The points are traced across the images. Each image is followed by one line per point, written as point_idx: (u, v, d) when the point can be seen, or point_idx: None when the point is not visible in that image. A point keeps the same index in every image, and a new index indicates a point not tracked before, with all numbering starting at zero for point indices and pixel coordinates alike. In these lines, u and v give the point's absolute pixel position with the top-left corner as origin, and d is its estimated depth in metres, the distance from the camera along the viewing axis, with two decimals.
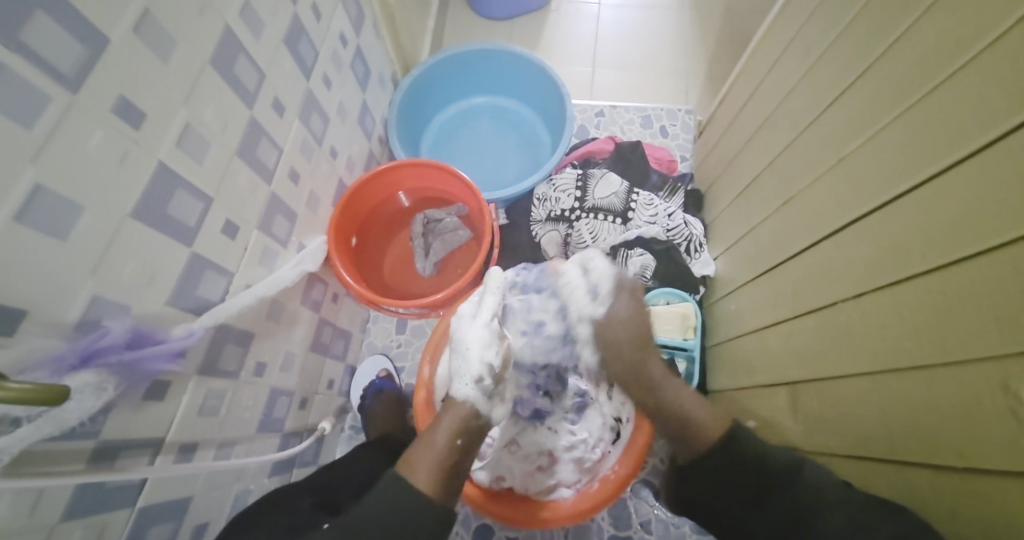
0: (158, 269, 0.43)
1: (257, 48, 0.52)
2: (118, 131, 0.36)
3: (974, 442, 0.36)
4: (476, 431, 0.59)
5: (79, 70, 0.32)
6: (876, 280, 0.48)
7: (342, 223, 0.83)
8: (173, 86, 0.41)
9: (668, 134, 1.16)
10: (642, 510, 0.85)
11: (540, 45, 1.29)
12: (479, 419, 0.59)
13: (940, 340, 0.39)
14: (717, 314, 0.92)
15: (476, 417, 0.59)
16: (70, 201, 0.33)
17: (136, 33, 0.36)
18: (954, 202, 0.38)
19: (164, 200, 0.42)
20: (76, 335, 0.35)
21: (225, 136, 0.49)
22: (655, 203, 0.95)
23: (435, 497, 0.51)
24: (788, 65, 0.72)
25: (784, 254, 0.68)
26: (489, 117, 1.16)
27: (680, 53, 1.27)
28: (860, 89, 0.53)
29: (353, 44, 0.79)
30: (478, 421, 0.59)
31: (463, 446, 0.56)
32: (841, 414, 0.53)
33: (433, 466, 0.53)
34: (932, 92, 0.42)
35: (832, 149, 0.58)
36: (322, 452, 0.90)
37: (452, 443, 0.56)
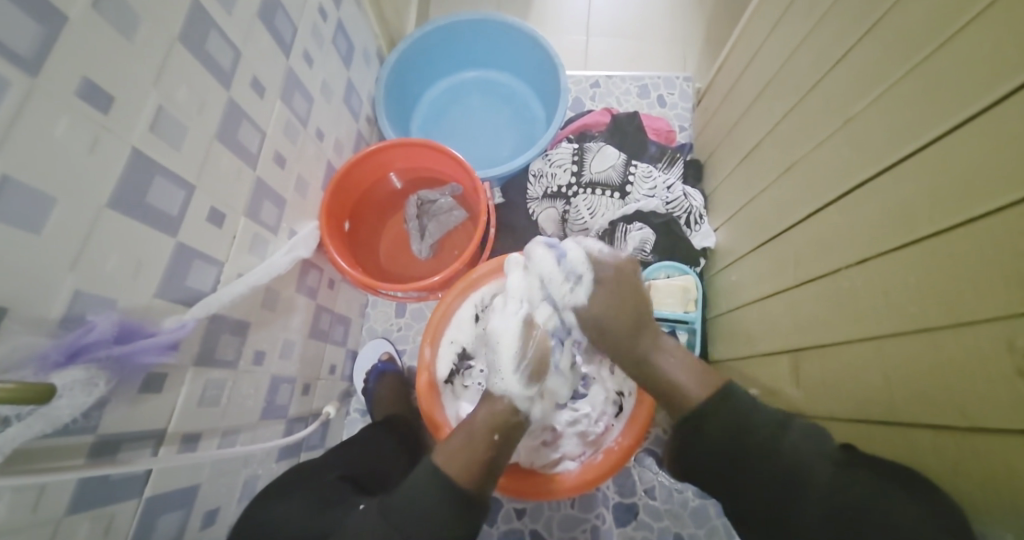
0: (142, 260, 0.41)
1: (230, 23, 0.50)
2: (85, 116, 0.34)
3: (978, 401, 0.36)
4: (513, 426, 0.62)
5: (38, 50, 0.30)
6: (880, 245, 0.47)
7: (334, 208, 0.82)
8: (141, 68, 0.39)
9: (666, 103, 1.13)
10: (645, 478, 0.87)
11: (530, 14, 1.25)
12: (518, 415, 0.63)
13: (945, 304, 0.39)
14: (717, 286, 0.91)
15: (514, 412, 0.62)
16: (40, 192, 0.32)
17: (95, 9, 0.34)
18: (964, 160, 0.37)
19: (142, 188, 0.40)
20: (60, 332, 0.34)
21: (202, 119, 0.47)
22: (654, 175, 0.93)
23: (466, 483, 0.54)
24: (790, 25, 0.70)
25: (786, 222, 0.67)
26: (480, 91, 1.12)
27: (677, 17, 1.22)
28: (866, 46, 0.51)
29: (334, 18, 0.76)
30: (514, 416, 0.62)
31: (500, 441, 0.59)
32: (843, 381, 0.53)
33: (470, 457, 0.56)
34: (943, 45, 0.40)
35: (836, 111, 0.56)
36: (328, 436, 0.91)
37: (490, 437, 0.59)
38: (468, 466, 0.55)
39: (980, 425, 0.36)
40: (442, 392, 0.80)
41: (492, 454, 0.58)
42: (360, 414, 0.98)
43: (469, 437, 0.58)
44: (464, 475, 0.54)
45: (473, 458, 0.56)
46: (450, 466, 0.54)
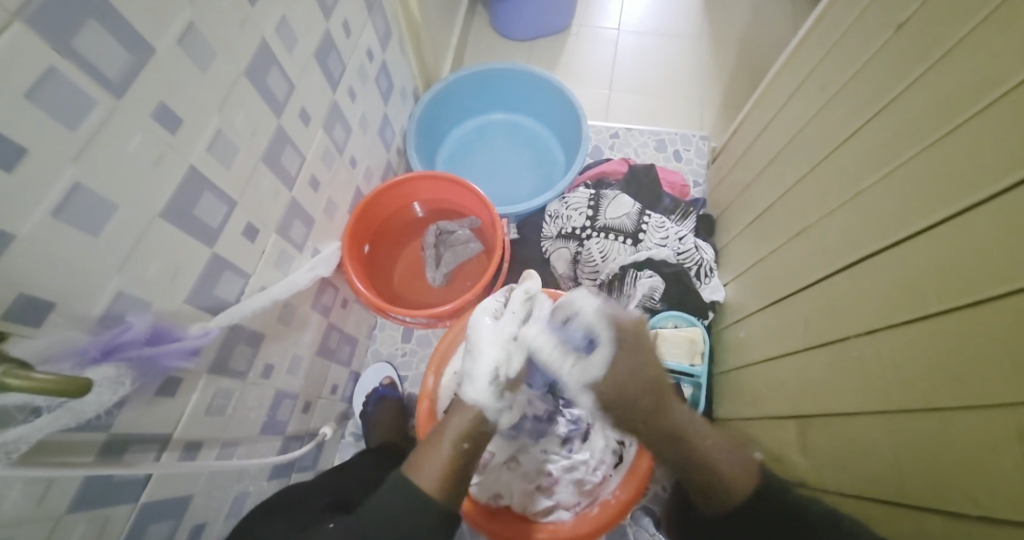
0: (181, 267, 0.44)
1: (289, 60, 0.54)
2: (155, 135, 0.37)
3: (988, 492, 0.36)
4: (482, 435, 0.58)
5: (125, 75, 0.34)
6: (890, 317, 0.48)
7: (357, 231, 0.85)
8: (209, 95, 0.43)
9: (682, 158, 1.17)
10: (641, 538, 0.84)
11: (559, 66, 1.32)
12: (486, 424, 0.58)
13: (956, 384, 0.39)
14: (726, 341, 0.91)
15: (483, 422, 0.58)
16: (106, 201, 0.34)
17: (179, 44, 0.38)
18: (972, 243, 0.39)
19: (191, 202, 0.43)
20: (98, 329, 0.36)
21: (253, 143, 0.50)
22: (666, 226, 0.95)
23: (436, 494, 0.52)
24: (804, 99, 0.74)
25: (795, 285, 0.68)
26: (506, 133, 1.18)
27: (696, 79, 1.29)
28: (877, 126, 0.54)
29: (379, 59, 0.82)
30: (484, 427, 0.58)
31: (468, 449, 0.56)
32: (852, 451, 0.52)
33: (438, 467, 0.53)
34: (951, 133, 0.43)
35: (847, 183, 0.58)
36: (321, 458, 0.90)
37: (458, 446, 0.56)
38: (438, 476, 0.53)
39: (987, 515, 0.36)
40: None
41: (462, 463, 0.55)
42: (355, 438, 0.98)
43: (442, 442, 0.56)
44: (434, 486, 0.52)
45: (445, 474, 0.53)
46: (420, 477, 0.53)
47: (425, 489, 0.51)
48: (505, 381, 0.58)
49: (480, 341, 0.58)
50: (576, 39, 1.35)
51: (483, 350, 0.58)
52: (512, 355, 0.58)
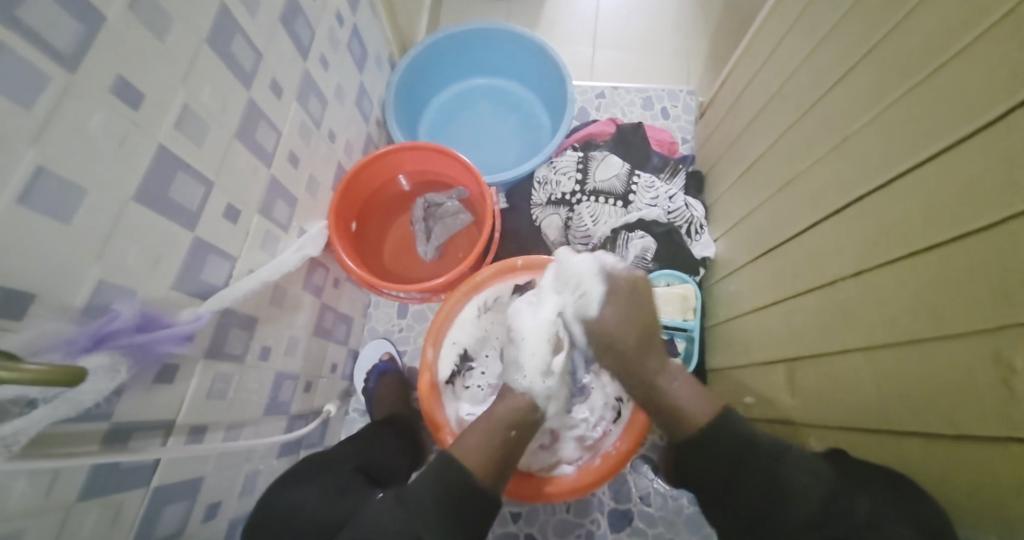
0: (162, 251, 0.43)
1: (253, 26, 0.51)
2: (116, 112, 0.35)
3: (966, 413, 0.37)
4: (530, 425, 0.62)
5: (76, 48, 0.32)
6: (875, 259, 0.48)
7: (342, 208, 0.83)
8: (170, 67, 0.40)
9: (669, 115, 1.15)
10: (641, 483, 0.87)
11: (539, 24, 1.27)
12: (536, 413, 0.63)
13: (935, 317, 0.40)
14: (717, 296, 0.92)
15: (533, 410, 0.62)
16: (73, 184, 0.33)
17: (132, 10, 0.35)
18: (954, 177, 0.39)
19: (166, 183, 0.42)
20: (84, 319, 0.35)
21: (223, 118, 0.48)
22: (656, 185, 0.94)
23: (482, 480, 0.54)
24: (792, 45, 0.72)
25: (783, 235, 0.68)
26: (488, 98, 1.14)
27: (681, 31, 1.25)
28: (865, 67, 0.53)
29: (349, 24, 0.78)
30: (534, 414, 0.62)
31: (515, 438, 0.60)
32: (837, 390, 0.54)
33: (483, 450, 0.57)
34: (938, 68, 0.42)
35: (835, 129, 0.58)
36: (327, 434, 0.91)
37: (507, 433, 0.59)
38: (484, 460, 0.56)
39: (969, 435, 0.37)
40: (442, 392, 0.81)
41: (506, 449, 0.58)
42: (359, 414, 0.99)
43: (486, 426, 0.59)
44: (479, 468, 0.55)
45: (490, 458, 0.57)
46: (467, 459, 0.55)
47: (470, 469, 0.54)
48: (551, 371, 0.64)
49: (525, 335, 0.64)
50: None
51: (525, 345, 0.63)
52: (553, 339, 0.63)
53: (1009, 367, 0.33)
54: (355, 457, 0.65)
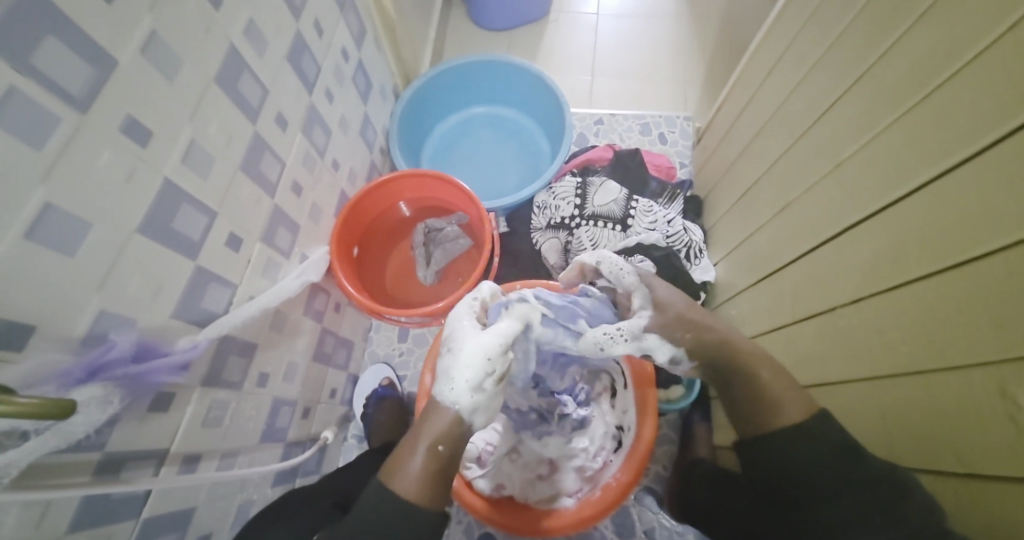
0: (164, 281, 0.43)
1: (261, 64, 0.53)
2: (125, 149, 0.37)
3: (976, 449, 0.36)
4: (461, 438, 0.51)
5: (88, 90, 0.33)
6: (873, 286, 0.48)
7: (344, 234, 0.84)
8: (178, 105, 0.42)
9: (667, 141, 1.17)
10: (645, 517, 0.84)
11: (539, 55, 1.31)
12: (463, 425, 0.50)
13: (937, 347, 0.40)
14: (718, 319, 0.92)
15: (459, 423, 0.50)
16: (80, 219, 0.34)
17: (143, 53, 0.37)
18: (948, 206, 0.39)
19: (169, 215, 0.43)
20: (83, 350, 0.36)
21: (229, 151, 0.50)
22: (654, 210, 0.95)
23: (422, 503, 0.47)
24: (783, 75, 0.74)
25: (781, 260, 0.69)
26: (489, 126, 1.17)
27: (678, 60, 1.29)
28: (854, 97, 0.55)
29: (355, 57, 0.81)
30: (462, 428, 0.50)
31: (446, 452, 0.49)
32: (841, 420, 0.53)
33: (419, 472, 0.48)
34: (926, 99, 0.43)
35: (827, 156, 0.59)
36: (324, 461, 0.90)
37: (435, 449, 0.49)
38: (421, 483, 0.47)
39: (980, 472, 0.36)
40: None
41: (438, 466, 0.48)
42: (357, 440, 0.98)
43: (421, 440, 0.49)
44: (420, 494, 0.47)
45: (427, 481, 0.48)
46: (402, 487, 0.47)
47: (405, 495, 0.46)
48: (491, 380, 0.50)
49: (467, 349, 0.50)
50: (556, 26, 1.33)
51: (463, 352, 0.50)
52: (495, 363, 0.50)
53: (1013, 402, 0.33)
54: (337, 491, 0.64)
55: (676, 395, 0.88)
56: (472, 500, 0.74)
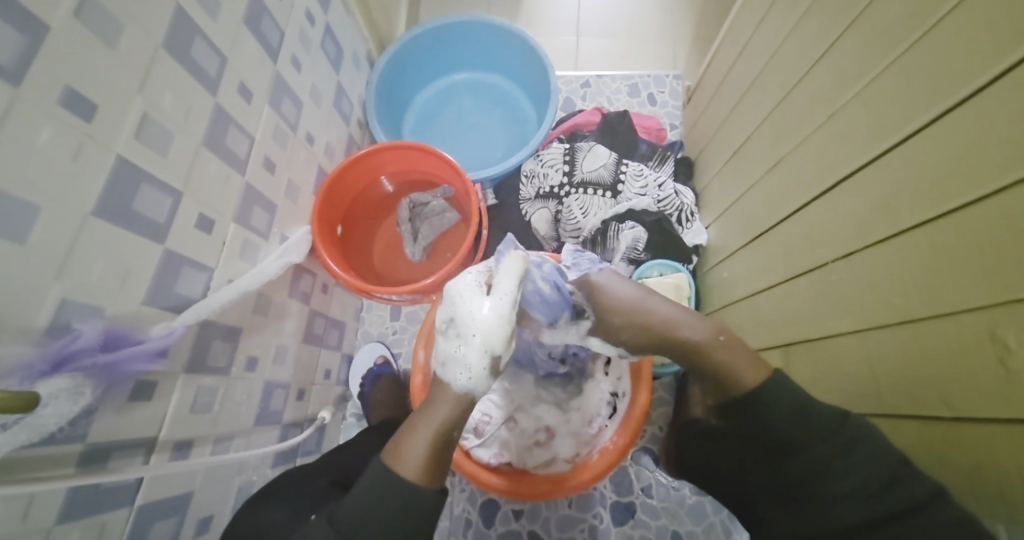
0: (130, 266, 0.41)
1: (215, 29, 0.50)
2: (69, 125, 0.34)
3: (962, 393, 0.36)
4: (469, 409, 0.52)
5: (19, 60, 0.30)
6: (865, 238, 0.47)
7: (325, 212, 0.81)
8: (127, 76, 0.39)
9: (657, 101, 1.13)
10: (642, 476, 0.86)
11: (521, 16, 1.25)
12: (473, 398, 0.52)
13: (928, 295, 0.39)
14: (710, 281, 0.91)
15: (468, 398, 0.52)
16: (25, 201, 0.32)
17: (78, 18, 0.34)
18: (938, 152, 0.38)
19: (130, 196, 0.41)
20: (47, 340, 0.34)
21: (189, 125, 0.47)
22: (644, 174, 0.93)
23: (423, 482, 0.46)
24: (774, 23, 0.71)
25: (773, 218, 0.67)
26: (472, 93, 1.13)
27: (666, 15, 1.23)
28: (847, 42, 0.52)
29: (322, 22, 0.76)
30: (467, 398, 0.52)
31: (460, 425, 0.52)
32: (833, 374, 0.53)
33: (423, 448, 0.48)
34: (919, 41, 0.41)
35: (819, 108, 0.57)
36: (324, 441, 0.91)
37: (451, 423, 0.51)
38: (424, 463, 0.47)
39: (965, 416, 0.36)
40: None
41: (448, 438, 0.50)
42: (356, 419, 0.98)
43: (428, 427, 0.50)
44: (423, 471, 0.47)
45: (430, 453, 0.48)
46: (403, 465, 0.47)
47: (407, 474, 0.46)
48: (498, 363, 0.52)
49: (457, 301, 0.53)
50: None
51: (472, 338, 0.51)
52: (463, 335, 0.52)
53: (1003, 345, 0.32)
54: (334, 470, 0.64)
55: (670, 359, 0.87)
56: (494, 482, 0.73)
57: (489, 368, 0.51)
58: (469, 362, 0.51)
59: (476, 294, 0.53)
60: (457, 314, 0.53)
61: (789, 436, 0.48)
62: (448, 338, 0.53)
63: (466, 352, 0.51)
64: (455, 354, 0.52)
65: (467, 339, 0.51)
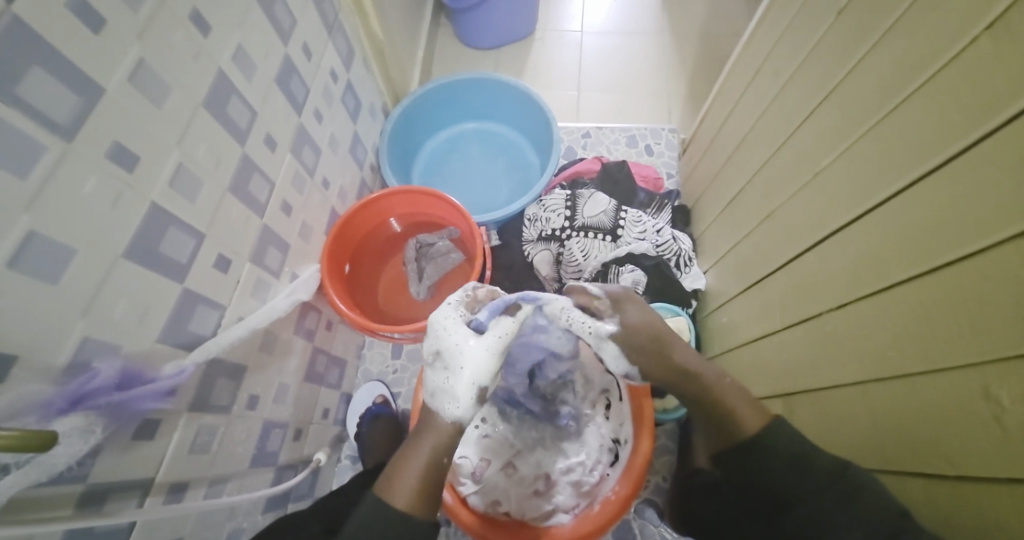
0: (150, 305, 0.43)
1: (249, 88, 0.54)
2: (112, 175, 0.37)
3: (963, 451, 0.37)
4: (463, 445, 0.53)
5: (75, 118, 0.33)
6: (857, 291, 0.49)
7: (335, 251, 0.84)
8: (167, 129, 0.42)
9: (654, 152, 1.18)
10: (647, 531, 0.83)
11: (526, 72, 1.34)
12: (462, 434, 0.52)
13: (921, 351, 0.40)
14: (710, 326, 0.92)
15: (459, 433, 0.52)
16: (63, 246, 0.33)
17: (130, 81, 0.37)
18: (921, 213, 0.40)
19: (157, 239, 0.43)
20: (64, 379, 0.35)
21: (217, 172, 0.50)
22: (643, 220, 0.96)
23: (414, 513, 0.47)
24: (761, 86, 0.76)
25: (769, 266, 0.69)
26: (479, 141, 1.18)
27: (661, 74, 1.32)
28: (830, 106, 0.56)
29: (344, 78, 0.81)
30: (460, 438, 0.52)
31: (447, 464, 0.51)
32: (836, 425, 0.53)
33: (412, 483, 0.49)
34: (894, 111, 0.44)
35: (806, 165, 0.60)
36: (317, 485, 0.88)
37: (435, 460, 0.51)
38: (412, 493, 0.48)
39: (967, 475, 0.37)
40: None
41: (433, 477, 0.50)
42: (351, 461, 0.96)
43: (419, 454, 0.51)
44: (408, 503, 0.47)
45: (418, 488, 0.49)
46: (393, 497, 0.48)
47: (400, 507, 0.47)
48: (482, 391, 0.51)
49: (445, 334, 0.53)
50: (541, 44, 1.36)
51: (460, 370, 0.50)
52: (454, 369, 0.51)
53: (997, 403, 0.33)
54: (330, 517, 0.62)
55: (672, 403, 0.87)
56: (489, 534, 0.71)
57: (475, 398, 0.51)
58: (455, 392, 0.51)
59: (458, 327, 0.53)
60: (444, 348, 0.52)
61: (793, 491, 0.48)
62: (435, 370, 0.53)
63: (454, 383, 0.51)
64: (444, 385, 0.51)
65: (454, 371, 0.51)
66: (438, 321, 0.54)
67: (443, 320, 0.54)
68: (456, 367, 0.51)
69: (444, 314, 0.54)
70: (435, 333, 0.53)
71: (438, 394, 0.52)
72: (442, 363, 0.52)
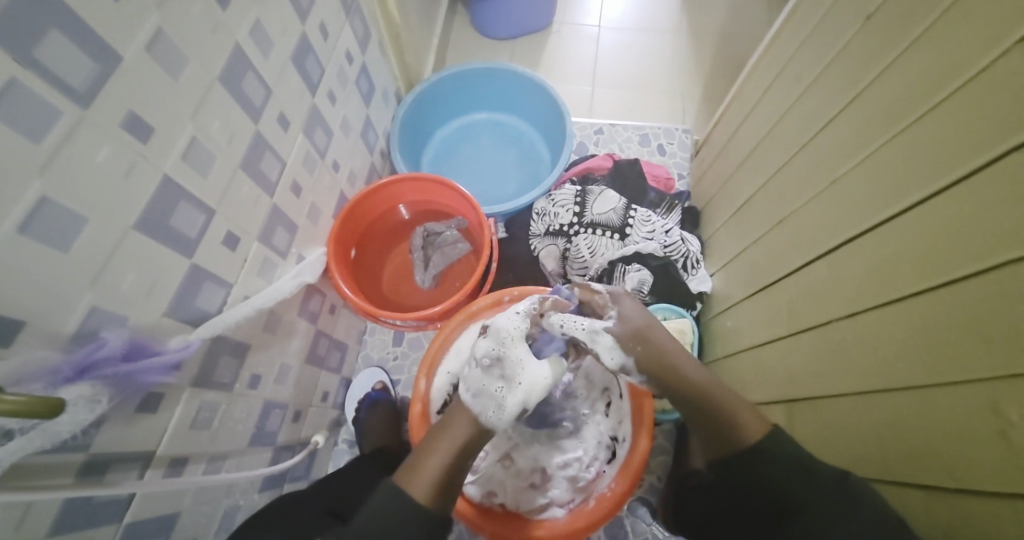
0: (158, 279, 0.43)
1: (265, 65, 0.53)
2: (125, 145, 0.36)
3: (967, 465, 0.36)
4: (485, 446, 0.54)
5: (91, 85, 0.33)
6: (868, 301, 0.48)
7: (343, 235, 0.83)
8: (182, 102, 0.42)
9: (666, 152, 1.17)
10: (639, 528, 0.84)
11: (541, 64, 1.32)
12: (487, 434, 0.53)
13: (931, 363, 0.40)
14: (715, 330, 0.92)
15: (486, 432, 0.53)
16: (75, 213, 0.33)
17: (148, 50, 0.37)
18: (941, 225, 0.39)
19: (167, 212, 0.42)
20: (71, 347, 0.35)
21: (230, 148, 0.49)
22: (652, 219, 0.95)
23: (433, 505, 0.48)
24: (781, 90, 0.74)
25: (778, 273, 0.69)
26: (490, 132, 1.17)
27: (677, 74, 1.30)
28: (852, 113, 0.55)
29: (359, 61, 0.81)
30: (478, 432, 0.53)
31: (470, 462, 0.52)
32: (838, 434, 0.53)
33: (435, 476, 0.49)
34: (918, 121, 0.44)
35: (823, 172, 0.59)
36: (314, 467, 0.89)
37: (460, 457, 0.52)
38: (433, 487, 0.49)
39: (970, 489, 0.36)
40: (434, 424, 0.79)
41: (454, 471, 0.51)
42: (348, 445, 0.96)
43: (443, 453, 0.51)
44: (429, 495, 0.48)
45: (440, 481, 0.49)
46: (413, 489, 0.48)
47: (419, 498, 0.48)
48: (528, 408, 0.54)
49: (508, 344, 0.56)
50: (558, 37, 1.35)
51: (517, 384, 0.53)
52: (511, 379, 0.54)
53: (1004, 418, 0.33)
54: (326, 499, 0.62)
55: (672, 404, 0.88)
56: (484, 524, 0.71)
57: (518, 413, 0.54)
58: (503, 401, 0.53)
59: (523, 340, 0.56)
60: (507, 357, 0.55)
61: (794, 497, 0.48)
62: (487, 372, 0.55)
63: (506, 394, 0.53)
64: (492, 391, 0.53)
65: (509, 382, 0.54)
66: (506, 331, 0.57)
67: (513, 329, 0.57)
68: (512, 379, 0.54)
69: (513, 324, 0.58)
70: (506, 342, 0.56)
71: (481, 397, 0.53)
72: (497, 370, 0.55)
